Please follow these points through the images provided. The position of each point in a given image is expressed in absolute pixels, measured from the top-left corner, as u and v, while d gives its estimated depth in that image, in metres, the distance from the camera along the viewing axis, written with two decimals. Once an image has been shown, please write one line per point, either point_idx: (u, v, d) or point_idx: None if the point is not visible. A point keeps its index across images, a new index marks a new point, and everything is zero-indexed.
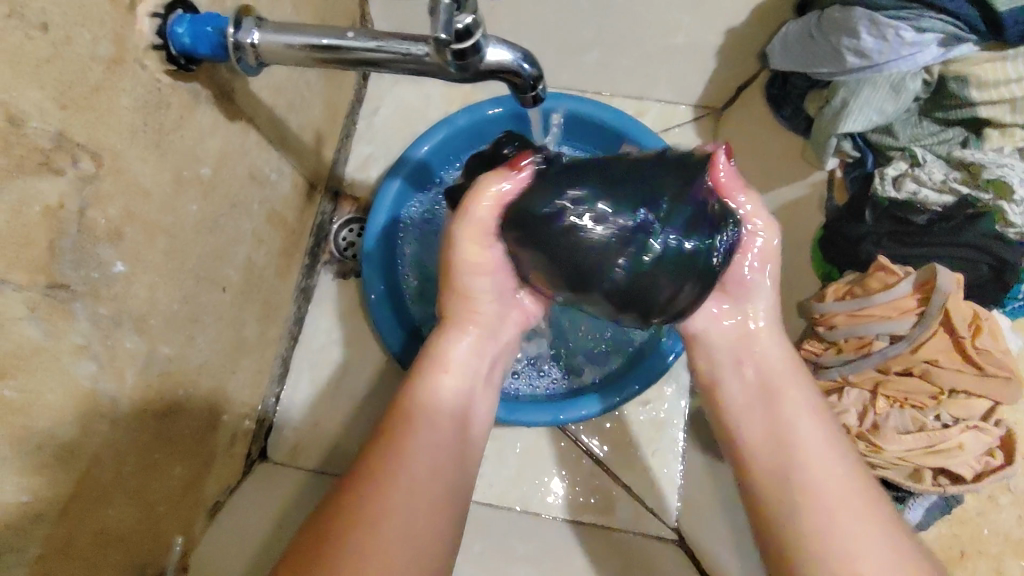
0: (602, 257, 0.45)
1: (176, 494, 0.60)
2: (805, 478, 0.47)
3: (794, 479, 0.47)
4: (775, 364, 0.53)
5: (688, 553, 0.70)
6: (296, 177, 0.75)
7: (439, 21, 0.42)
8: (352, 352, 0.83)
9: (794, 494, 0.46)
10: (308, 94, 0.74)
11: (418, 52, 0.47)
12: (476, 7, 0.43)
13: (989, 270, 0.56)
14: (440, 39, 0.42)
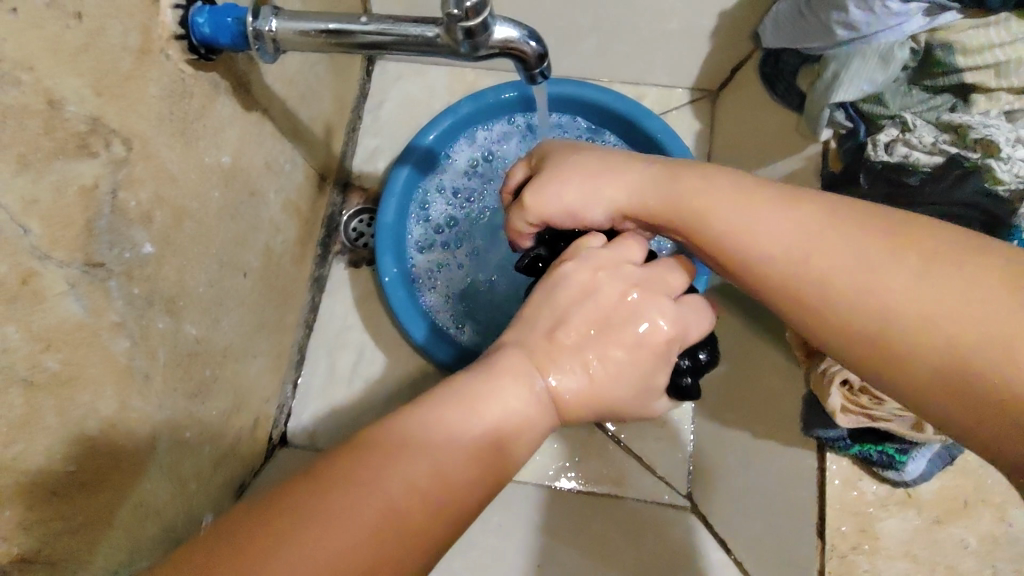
0: None
1: (206, 472, 0.63)
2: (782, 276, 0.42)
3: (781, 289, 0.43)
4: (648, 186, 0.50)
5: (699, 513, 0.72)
6: (308, 167, 0.77)
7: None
8: (366, 338, 0.84)
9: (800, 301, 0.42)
10: (317, 86, 0.77)
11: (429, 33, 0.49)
12: None
13: (981, 226, 0.57)
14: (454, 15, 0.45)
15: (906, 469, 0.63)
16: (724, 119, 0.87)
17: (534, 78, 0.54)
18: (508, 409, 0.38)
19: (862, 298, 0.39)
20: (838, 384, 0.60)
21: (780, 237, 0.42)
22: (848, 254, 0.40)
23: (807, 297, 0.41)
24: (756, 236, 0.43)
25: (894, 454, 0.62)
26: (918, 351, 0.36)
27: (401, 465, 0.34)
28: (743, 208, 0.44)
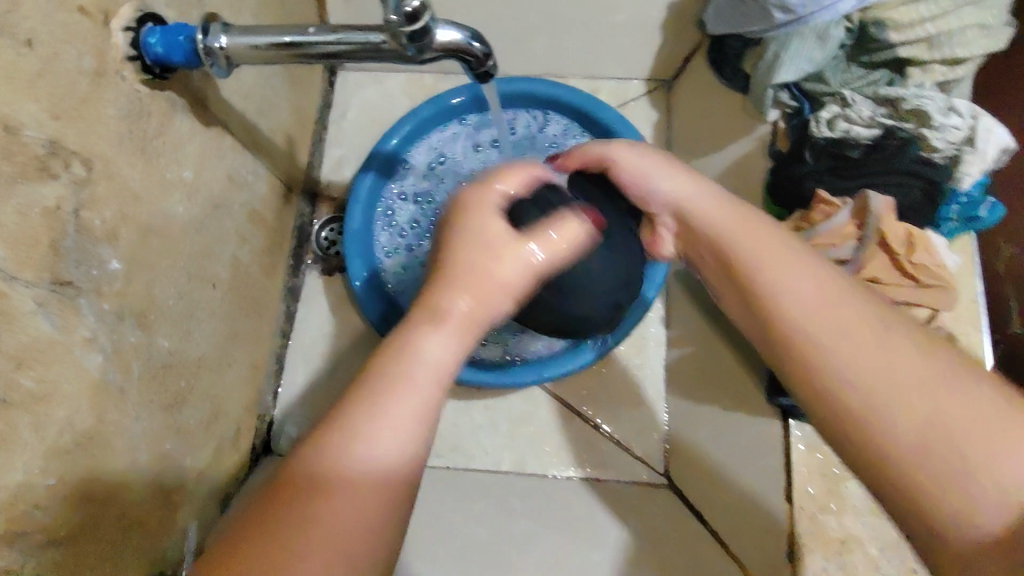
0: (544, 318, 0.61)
1: (190, 481, 0.64)
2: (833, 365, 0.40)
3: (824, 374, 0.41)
4: (699, 204, 0.52)
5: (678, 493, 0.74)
6: (272, 179, 0.79)
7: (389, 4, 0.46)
8: (343, 343, 0.86)
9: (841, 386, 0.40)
10: (276, 98, 0.78)
11: (372, 39, 0.51)
12: None
13: (922, 192, 0.60)
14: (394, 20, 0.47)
15: None
16: (679, 107, 0.89)
17: (482, 76, 0.56)
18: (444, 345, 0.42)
19: (831, 360, 0.40)
20: None
21: (798, 307, 0.43)
22: (876, 348, 0.39)
23: (818, 373, 0.41)
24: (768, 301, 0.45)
25: None
26: (944, 484, 0.35)
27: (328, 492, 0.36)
28: (769, 272, 0.45)
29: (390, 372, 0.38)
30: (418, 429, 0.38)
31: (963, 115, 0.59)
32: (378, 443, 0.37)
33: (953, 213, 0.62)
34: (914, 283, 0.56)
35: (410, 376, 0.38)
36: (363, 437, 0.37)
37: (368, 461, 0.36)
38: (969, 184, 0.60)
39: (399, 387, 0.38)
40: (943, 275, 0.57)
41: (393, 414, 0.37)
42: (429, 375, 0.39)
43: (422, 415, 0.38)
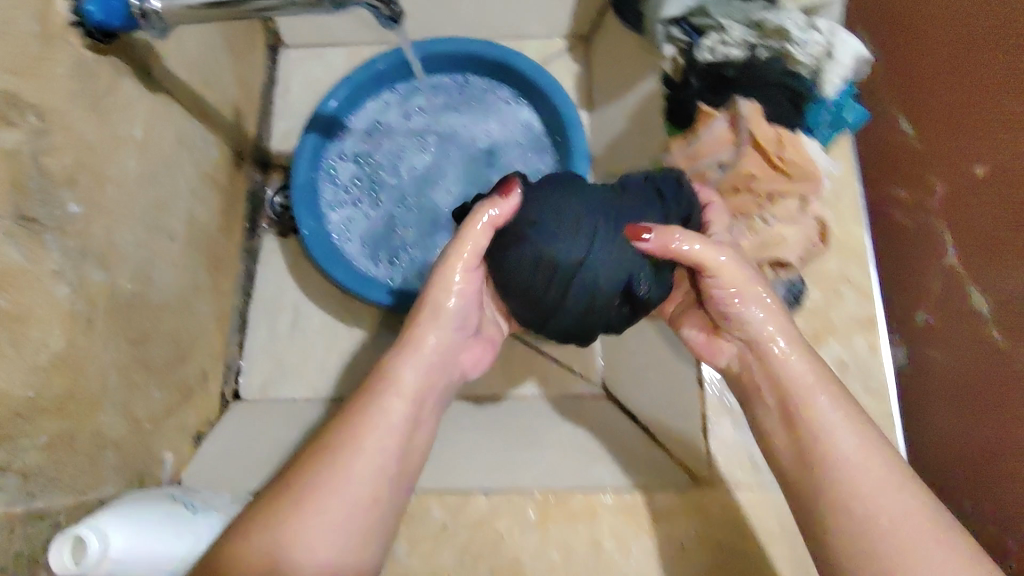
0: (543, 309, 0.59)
1: (160, 414, 0.71)
2: (875, 534, 0.48)
3: (862, 529, 0.49)
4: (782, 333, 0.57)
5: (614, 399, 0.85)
6: (222, 145, 0.85)
7: None
8: (300, 297, 0.91)
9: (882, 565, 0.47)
10: (220, 71, 0.84)
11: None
12: None
13: (789, 100, 0.68)
14: None
15: None
16: (597, 57, 0.96)
17: (392, 22, 0.63)
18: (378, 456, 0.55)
19: (866, 502, 0.49)
20: None
21: (857, 472, 0.50)
22: (919, 550, 0.47)
23: (846, 528, 0.49)
24: (827, 436, 0.52)
25: None
26: None
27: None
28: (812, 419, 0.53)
29: (360, 425, 0.55)
30: (368, 483, 0.54)
31: (822, 31, 0.67)
32: (341, 499, 0.52)
33: (824, 119, 0.70)
34: (785, 178, 0.63)
35: (373, 427, 0.55)
36: (331, 495, 0.52)
37: (332, 514, 0.52)
38: (834, 91, 0.68)
39: (362, 448, 0.54)
40: (810, 168, 0.64)
41: (351, 471, 0.53)
42: (401, 401, 0.57)
43: (374, 476, 0.54)
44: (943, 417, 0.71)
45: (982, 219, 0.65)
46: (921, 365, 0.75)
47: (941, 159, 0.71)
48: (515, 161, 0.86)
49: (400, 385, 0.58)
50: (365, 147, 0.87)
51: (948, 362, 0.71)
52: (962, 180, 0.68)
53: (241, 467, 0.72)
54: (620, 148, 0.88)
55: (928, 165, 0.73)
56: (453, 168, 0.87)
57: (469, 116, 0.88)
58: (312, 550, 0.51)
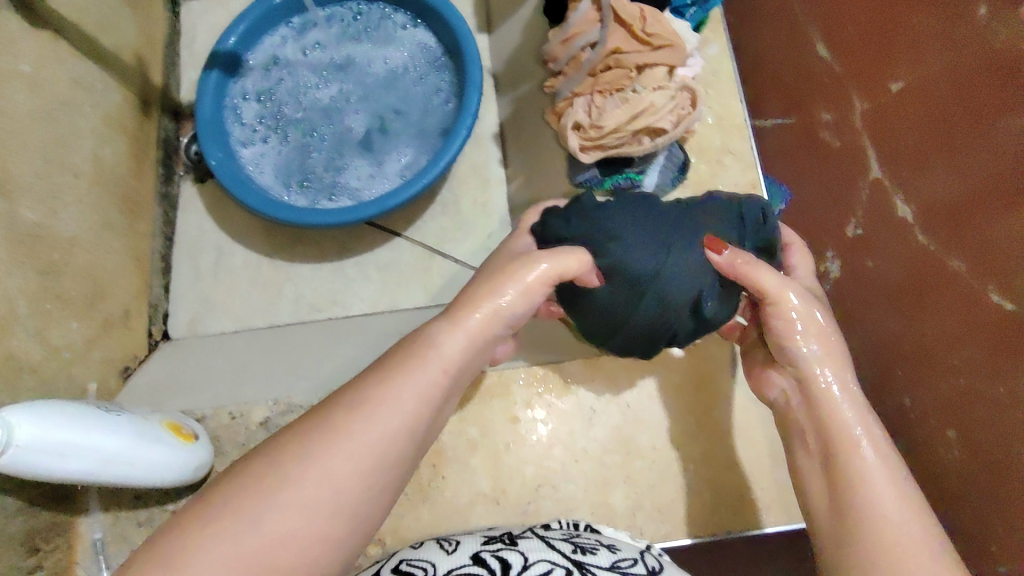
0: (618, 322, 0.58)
1: (81, 346, 0.72)
2: (878, 534, 0.49)
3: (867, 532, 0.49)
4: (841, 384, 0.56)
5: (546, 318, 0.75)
6: (126, 91, 0.86)
7: None
8: (222, 236, 0.93)
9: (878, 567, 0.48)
10: (116, 18, 0.85)
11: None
12: None
13: None
14: None
15: (644, 185, 0.71)
16: None
17: None
18: (385, 432, 0.48)
19: (851, 438, 0.53)
20: (570, 130, 0.69)
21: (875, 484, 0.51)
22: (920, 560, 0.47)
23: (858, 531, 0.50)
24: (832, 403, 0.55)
25: (633, 176, 0.71)
26: None
27: (233, 535, 0.42)
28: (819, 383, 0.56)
29: (394, 380, 0.50)
30: (388, 441, 0.48)
31: None
32: (358, 443, 0.47)
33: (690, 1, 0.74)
34: (649, 48, 0.67)
35: (404, 388, 0.50)
36: (350, 439, 0.47)
37: (346, 460, 0.46)
38: None
39: (388, 398, 0.49)
40: (672, 38, 0.68)
41: (375, 422, 0.48)
42: (440, 370, 0.53)
43: (396, 436, 0.48)
44: (869, 325, 0.80)
45: (904, 133, 0.75)
46: (852, 279, 0.83)
47: (857, 79, 0.82)
48: (414, 80, 0.88)
49: (441, 351, 0.54)
50: (269, 83, 0.88)
51: (874, 273, 0.80)
52: (878, 97, 0.79)
53: (171, 393, 0.75)
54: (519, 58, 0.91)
55: (849, 87, 0.83)
56: (356, 95, 0.89)
57: (367, 43, 0.90)
58: (318, 490, 0.45)
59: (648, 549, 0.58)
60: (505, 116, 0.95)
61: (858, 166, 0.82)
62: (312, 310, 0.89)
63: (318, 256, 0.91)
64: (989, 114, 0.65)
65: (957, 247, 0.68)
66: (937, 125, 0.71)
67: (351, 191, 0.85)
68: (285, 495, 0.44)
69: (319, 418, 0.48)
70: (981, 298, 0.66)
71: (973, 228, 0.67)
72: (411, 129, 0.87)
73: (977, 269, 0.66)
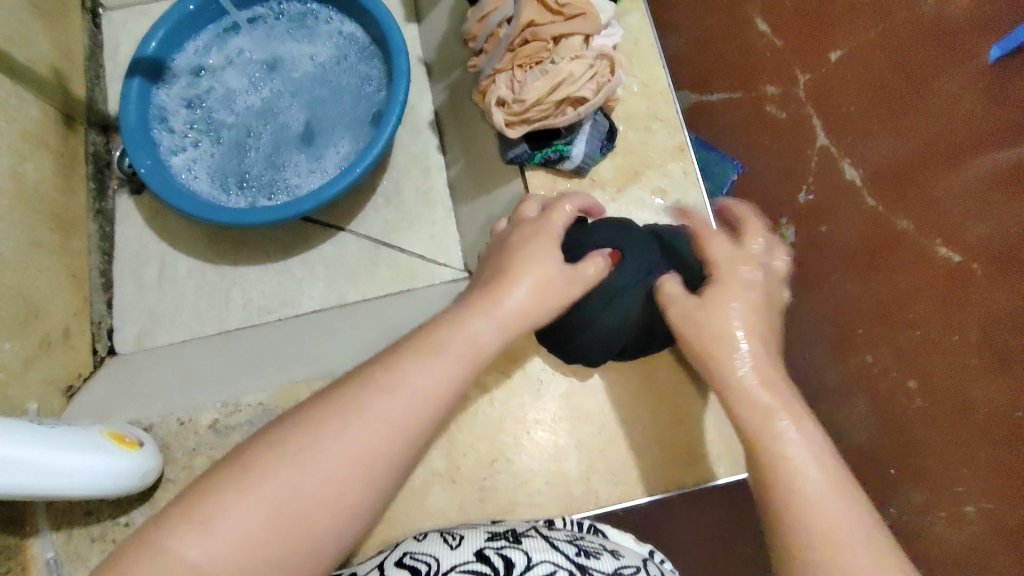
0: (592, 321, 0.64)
1: (17, 367, 0.70)
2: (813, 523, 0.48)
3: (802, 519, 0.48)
4: (767, 378, 0.54)
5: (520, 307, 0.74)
6: (46, 106, 0.84)
7: None
8: (164, 247, 0.92)
9: (816, 555, 0.47)
10: (28, 31, 0.83)
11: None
12: None
13: None
14: None
15: (573, 156, 0.72)
16: None
17: None
18: (402, 404, 0.47)
19: (779, 429, 0.52)
20: (495, 107, 0.69)
21: (807, 471, 0.50)
22: (854, 546, 0.47)
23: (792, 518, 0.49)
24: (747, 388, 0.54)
25: (562, 148, 0.72)
26: None
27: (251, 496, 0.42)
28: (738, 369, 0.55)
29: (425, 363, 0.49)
30: (411, 420, 0.47)
31: None
32: (379, 421, 0.46)
33: None
34: (562, 18, 0.68)
35: (434, 368, 0.49)
36: (377, 418, 0.46)
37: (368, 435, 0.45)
38: None
39: (410, 382, 0.48)
40: (585, 6, 0.69)
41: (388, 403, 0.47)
42: (471, 361, 0.51)
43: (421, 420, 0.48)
44: (830, 289, 0.86)
45: (846, 100, 0.83)
46: (813, 246, 0.88)
47: (796, 53, 0.88)
48: (345, 71, 0.88)
49: (473, 332, 0.52)
50: (198, 86, 0.87)
51: (828, 239, 0.86)
52: (818, 69, 0.86)
53: (121, 404, 0.74)
54: (449, 43, 0.91)
55: (790, 62, 0.89)
56: (287, 93, 0.88)
57: (293, 40, 0.89)
58: (341, 466, 0.44)
59: (650, 557, 0.59)
60: (439, 103, 0.95)
61: (803, 139, 0.88)
62: (262, 312, 0.89)
63: (262, 257, 0.90)
64: (924, 79, 0.75)
65: (902, 206, 0.77)
66: (909, 72, 0.77)
67: (289, 187, 0.85)
68: (311, 464, 0.44)
69: (342, 393, 0.47)
70: (932, 255, 0.73)
71: (918, 185, 0.76)
72: (344, 120, 0.87)
73: (928, 228, 0.74)
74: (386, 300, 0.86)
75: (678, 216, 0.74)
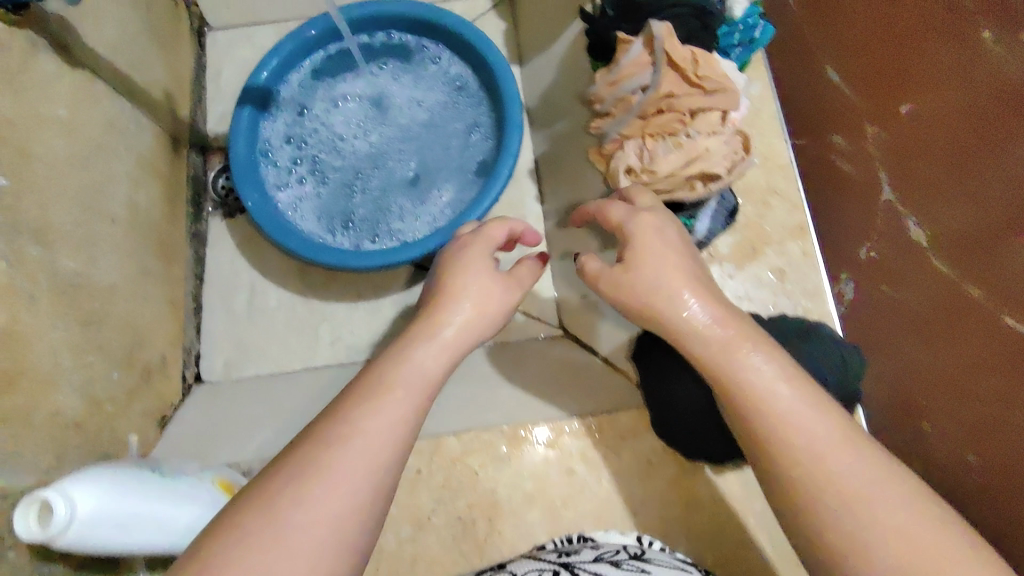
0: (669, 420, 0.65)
1: (121, 398, 0.70)
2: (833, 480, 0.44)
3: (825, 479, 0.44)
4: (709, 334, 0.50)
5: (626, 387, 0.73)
6: (156, 130, 0.84)
7: None
8: (255, 275, 0.91)
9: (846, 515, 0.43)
10: (144, 55, 0.83)
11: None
12: None
13: (695, 20, 0.69)
14: None
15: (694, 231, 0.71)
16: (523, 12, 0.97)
17: None
18: (360, 446, 0.43)
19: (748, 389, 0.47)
20: (624, 174, 0.68)
21: (795, 425, 0.46)
22: (878, 490, 0.43)
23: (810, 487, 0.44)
24: (690, 329, 0.51)
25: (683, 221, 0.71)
26: None
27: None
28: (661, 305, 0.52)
29: (373, 410, 0.45)
30: (383, 451, 0.44)
31: None
32: (343, 467, 0.42)
33: (736, 40, 0.73)
34: (702, 91, 0.66)
35: (383, 413, 0.45)
36: (343, 473, 0.42)
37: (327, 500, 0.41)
38: (740, 10, 0.73)
39: (366, 432, 0.44)
40: (724, 81, 0.67)
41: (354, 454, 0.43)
42: (423, 393, 0.48)
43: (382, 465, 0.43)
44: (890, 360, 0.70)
45: (921, 161, 0.64)
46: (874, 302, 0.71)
47: (870, 108, 0.72)
48: (454, 116, 0.88)
49: (417, 362, 0.49)
50: (304, 119, 0.87)
51: (891, 300, 0.69)
52: (889, 125, 0.69)
53: (215, 441, 0.72)
54: (556, 91, 0.90)
55: (863, 116, 0.73)
56: (394, 135, 0.88)
57: (403, 81, 0.89)
58: (315, 530, 0.40)
59: (639, 544, 0.62)
60: (540, 151, 0.95)
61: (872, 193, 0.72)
62: (350, 351, 0.87)
63: (352, 296, 0.89)
64: (1002, 139, 0.54)
65: (965, 270, 0.58)
66: (982, 125, 0.56)
67: (391, 230, 0.84)
68: (289, 540, 0.39)
69: (292, 461, 0.42)
70: (996, 323, 0.55)
71: (993, 252, 0.55)
72: (452, 166, 0.87)
73: (996, 295, 0.55)
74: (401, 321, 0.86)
75: (796, 298, 0.72)
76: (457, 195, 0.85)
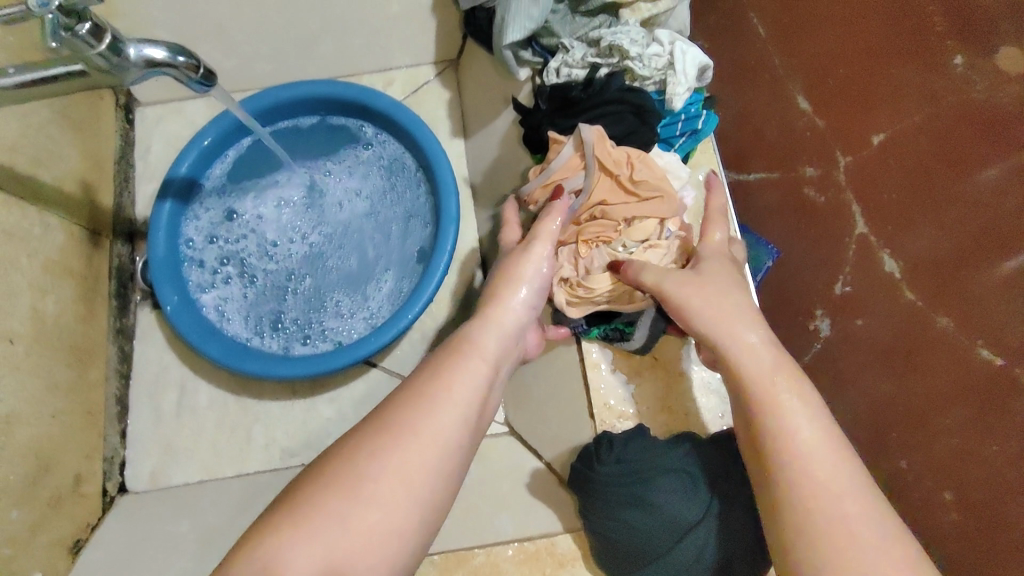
0: (645, 541, 0.58)
1: (24, 536, 0.64)
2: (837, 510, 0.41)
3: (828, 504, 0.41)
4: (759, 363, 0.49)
5: (564, 499, 0.69)
6: (71, 226, 0.78)
7: (122, 54, 0.50)
8: (184, 371, 0.86)
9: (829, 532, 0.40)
10: (57, 146, 0.78)
11: (130, 56, 0.50)
12: (130, 38, 0.50)
13: (633, 115, 0.65)
14: (115, 44, 0.49)
15: (634, 338, 0.67)
16: (466, 83, 0.93)
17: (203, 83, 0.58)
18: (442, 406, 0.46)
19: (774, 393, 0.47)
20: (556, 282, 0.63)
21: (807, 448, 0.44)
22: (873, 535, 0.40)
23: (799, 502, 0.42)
24: (737, 345, 0.50)
25: (622, 326, 0.68)
26: None
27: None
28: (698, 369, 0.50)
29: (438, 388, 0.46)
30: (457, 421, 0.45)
31: (663, 43, 0.67)
32: (421, 425, 0.44)
33: (680, 131, 0.70)
34: (636, 199, 0.62)
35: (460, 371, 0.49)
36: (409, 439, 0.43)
37: (417, 460, 0.42)
38: (681, 102, 0.67)
39: (451, 378, 0.48)
40: (661, 186, 0.62)
41: (442, 416, 0.45)
42: (480, 360, 0.51)
43: (459, 424, 0.45)
44: (862, 387, 0.75)
45: (888, 186, 0.77)
46: (843, 340, 0.77)
47: (840, 139, 0.81)
48: (391, 202, 0.84)
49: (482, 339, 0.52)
50: (232, 209, 0.82)
51: (864, 334, 0.76)
52: (860, 153, 0.79)
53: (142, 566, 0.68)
54: (499, 172, 0.85)
55: (832, 144, 0.81)
56: (328, 224, 0.84)
57: (337, 166, 0.85)
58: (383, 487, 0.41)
59: None
60: (484, 230, 0.90)
61: (839, 225, 0.79)
62: (285, 455, 0.83)
63: (287, 393, 0.85)
64: (967, 164, 0.73)
65: (940, 302, 0.72)
66: (952, 157, 0.74)
67: (325, 329, 0.80)
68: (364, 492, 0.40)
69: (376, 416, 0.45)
70: (969, 356, 0.69)
71: (959, 280, 0.71)
72: (389, 258, 0.82)
73: (968, 324, 0.70)
74: (337, 419, 0.84)
75: None
76: (395, 288, 0.81)
